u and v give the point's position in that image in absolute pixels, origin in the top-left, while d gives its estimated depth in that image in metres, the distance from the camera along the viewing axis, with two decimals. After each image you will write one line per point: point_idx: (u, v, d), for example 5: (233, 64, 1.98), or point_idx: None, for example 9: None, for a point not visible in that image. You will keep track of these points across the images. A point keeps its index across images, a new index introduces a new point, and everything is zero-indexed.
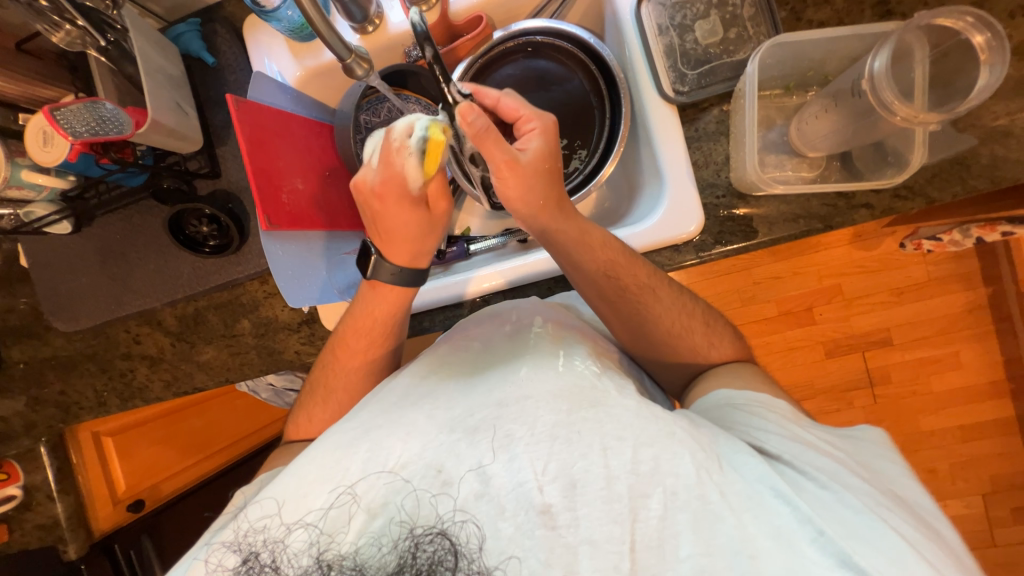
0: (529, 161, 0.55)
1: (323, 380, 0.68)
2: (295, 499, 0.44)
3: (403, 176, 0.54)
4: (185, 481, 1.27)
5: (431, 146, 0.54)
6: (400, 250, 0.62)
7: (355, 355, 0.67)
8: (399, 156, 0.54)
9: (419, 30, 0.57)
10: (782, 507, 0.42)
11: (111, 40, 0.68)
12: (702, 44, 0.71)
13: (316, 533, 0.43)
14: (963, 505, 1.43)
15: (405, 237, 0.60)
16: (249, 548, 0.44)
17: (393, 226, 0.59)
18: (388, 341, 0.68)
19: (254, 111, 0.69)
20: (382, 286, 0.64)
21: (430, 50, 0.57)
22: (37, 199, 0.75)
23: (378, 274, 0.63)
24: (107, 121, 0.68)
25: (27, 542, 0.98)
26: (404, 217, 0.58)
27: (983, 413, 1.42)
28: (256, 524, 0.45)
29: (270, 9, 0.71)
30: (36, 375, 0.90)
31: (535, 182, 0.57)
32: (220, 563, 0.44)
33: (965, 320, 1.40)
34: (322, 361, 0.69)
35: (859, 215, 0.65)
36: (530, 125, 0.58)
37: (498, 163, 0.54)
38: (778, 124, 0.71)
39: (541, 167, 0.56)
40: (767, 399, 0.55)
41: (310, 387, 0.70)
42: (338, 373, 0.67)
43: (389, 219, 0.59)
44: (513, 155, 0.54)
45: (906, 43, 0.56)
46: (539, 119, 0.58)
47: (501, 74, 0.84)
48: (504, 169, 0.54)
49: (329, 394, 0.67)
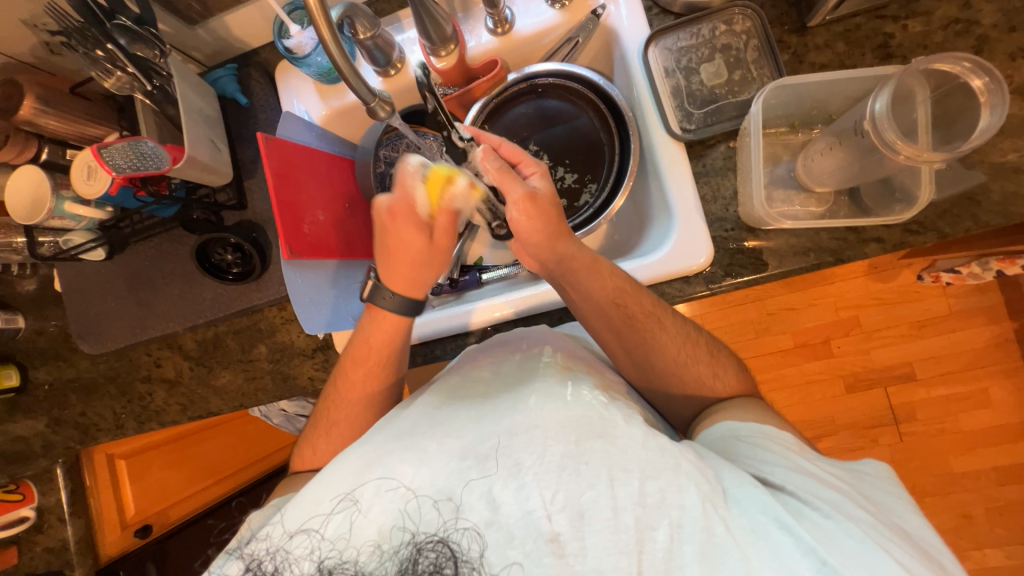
0: (544, 195, 0.61)
1: (326, 413, 0.69)
2: (298, 508, 0.46)
3: (410, 202, 0.61)
4: (193, 506, 1.28)
5: (434, 179, 0.61)
6: (401, 277, 0.64)
7: (357, 386, 0.67)
8: (409, 183, 0.60)
9: (424, 83, 0.72)
10: (787, 538, 0.41)
11: (157, 85, 0.74)
12: (707, 85, 0.74)
13: (317, 540, 0.44)
14: (1004, 555, 1.34)
15: (406, 261, 0.64)
16: (252, 556, 0.46)
17: (397, 250, 0.63)
18: (388, 371, 0.68)
19: (281, 148, 0.73)
20: (385, 315, 0.65)
21: (434, 97, 0.72)
22: (77, 228, 0.80)
23: (379, 301, 0.65)
24: (147, 157, 0.72)
25: (35, 566, 0.98)
26: (406, 242, 0.62)
27: (1018, 455, 1.35)
28: (259, 534, 0.47)
29: (301, 56, 0.77)
30: (59, 396, 0.92)
31: (546, 217, 0.61)
32: (223, 571, 0.46)
33: (991, 355, 1.35)
34: (326, 393, 0.70)
35: (870, 249, 0.66)
36: (531, 168, 0.64)
37: (518, 197, 0.59)
38: (784, 160, 0.72)
39: (550, 203, 0.61)
40: (772, 432, 0.53)
41: (314, 419, 0.70)
42: (340, 405, 0.68)
43: (393, 243, 0.63)
44: (529, 189, 0.60)
45: (906, 86, 0.58)
46: (539, 164, 0.65)
47: (514, 113, 0.89)
48: (523, 201, 0.59)
49: (331, 428, 0.68)
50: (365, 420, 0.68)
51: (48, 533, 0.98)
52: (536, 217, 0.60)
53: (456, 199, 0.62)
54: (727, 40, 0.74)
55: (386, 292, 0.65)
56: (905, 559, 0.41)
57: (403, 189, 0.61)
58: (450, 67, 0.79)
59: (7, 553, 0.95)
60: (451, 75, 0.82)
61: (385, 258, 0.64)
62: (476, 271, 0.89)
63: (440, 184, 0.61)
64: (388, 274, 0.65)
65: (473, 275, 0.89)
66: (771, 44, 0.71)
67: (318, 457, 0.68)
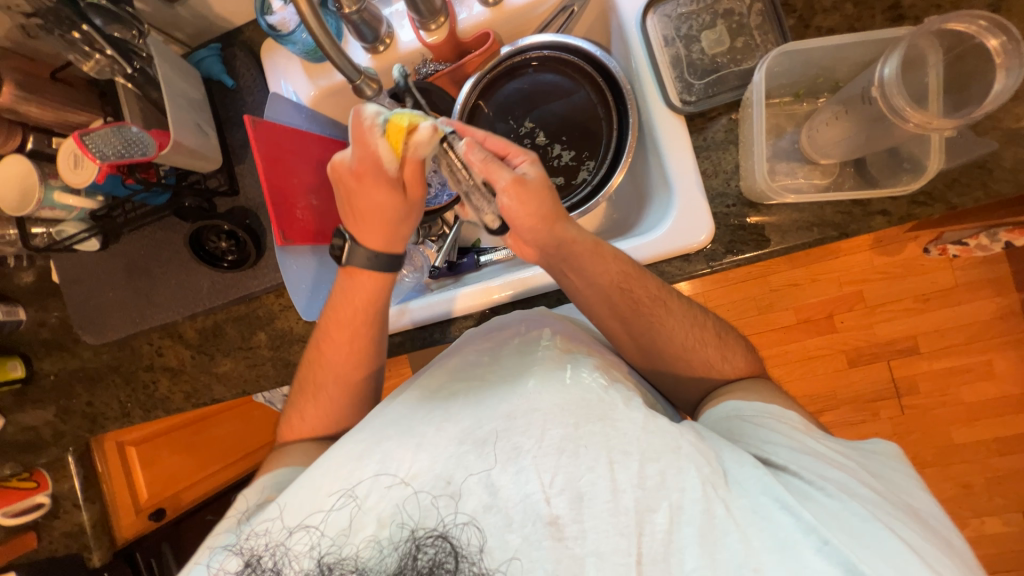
0: (534, 181, 0.58)
1: (311, 378, 0.69)
2: (297, 501, 0.46)
3: (371, 160, 0.57)
4: (201, 491, 1.32)
5: (394, 130, 0.55)
6: (372, 231, 0.65)
7: (340, 345, 0.68)
8: (366, 138, 0.56)
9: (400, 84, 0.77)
10: (785, 516, 0.41)
11: (137, 68, 0.72)
12: (708, 54, 0.71)
13: (317, 536, 0.44)
14: (1002, 522, 1.36)
15: (378, 217, 0.63)
16: (251, 551, 0.46)
17: (366, 209, 0.62)
18: (371, 332, 0.69)
19: (269, 130, 0.71)
20: (357, 271, 0.67)
21: (410, 99, 0.79)
22: (69, 218, 0.79)
23: (352, 258, 0.66)
24: (133, 144, 0.70)
25: (54, 549, 1.00)
26: (368, 192, 0.60)
27: (1019, 425, 1.35)
28: (258, 529, 0.46)
29: (285, 33, 0.74)
30: (65, 386, 0.93)
31: (539, 203, 0.58)
32: (222, 566, 0.46)
33: (996, 327, 1.34)
34: (310, 357, 0.70)
35: (875, 222, 0.64)
36: (519, 157, 0.60)
37: (505, 183, 0.56)
38: (788, 132, 0.70)
39: (543, 188, 0.58)
40: (776, 410, 0.53)
41: (299, 386, 0.70)
42: (324, 365, 0.68)
43: (364, 201, 0.62)
44: (517, 175, 0.57)
45: (917, 50, 0.55)
46: (527, 152, 0.61)
47: (508, 88, 0.86)
48: (512, 187, 0.56)
49: (318, 390, 0.68)
50: (347, 384, 0.69)
51: (65, 518, 0.99)
52: (527, 203, 0.58)
53: (420, 148, 0.56)
54: (730, 5, 0.71)
55: (356, 247, 0.66)
56: (909, 536, 0.41)
57: (361, 141, 0.56)
58: (441, 42, 0.77)
59: (28, 537, 0.98)
60: (443, 51, 0.80)
61: (356, 216, 0.64)
62: (475, 254, 0.88)
63: (403, 134, 0.55)
64: (363, 233, 0.65)
65: (471, 258, 0.88)
66: (776, 9, 0.68)
67: (307, 424, 0.67)
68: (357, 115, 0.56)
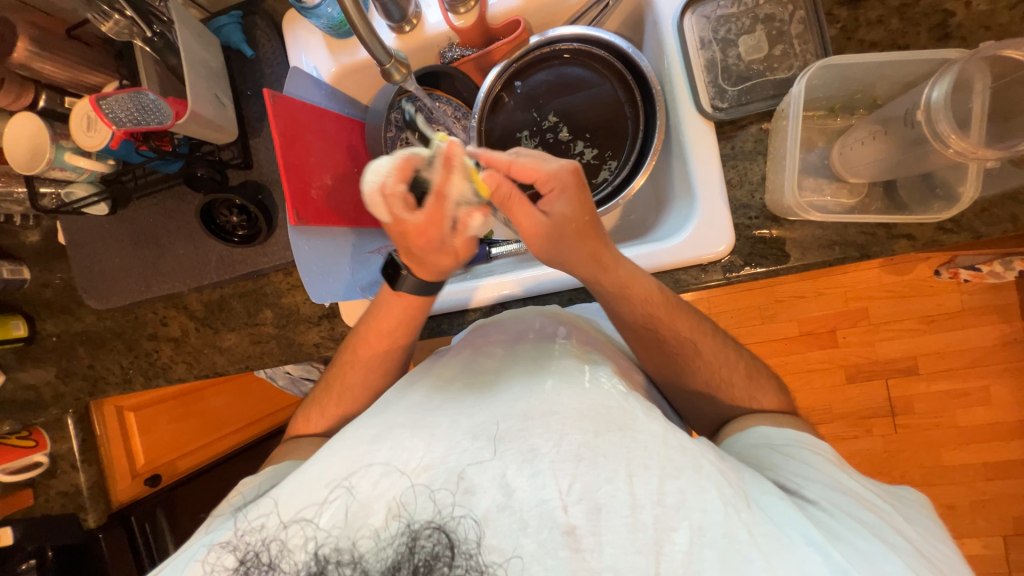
0: (554, 226, 0.57)
1: (339, 379, 0.69)
2: (293, 497, 0.45)
3: (443, 227, 0.56)
4: (196, 460, 1.30)
5: (480, 178, 0.56)
6: (427, 269, 0.62)
7: (375, 355, 0.68)
8: (445, 210, 0.54)
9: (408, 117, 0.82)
10: (815, 555, 0.40)
11: (157, 32, 0.70)
12: (744, 59, 0.69)
13: (312, 529, 0.43)
14: (981, 545, 1.38)
15: (433, 269, 0.62)
16: (246, 547, 0.44)
17: (425, 262, 0.60)
18: (406, 343, 0.69)
19: (288, 106, 0.69)
20: (404, 295, 0.65)
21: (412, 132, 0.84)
22: (78, 180, 0.78)
23: (401, 286, 0.64)
24: (149, 111, 0.68)
25: (50, 507, 1.01)
26: (437, 249, 0.58)
27: (1011, 453, 1.36)
28: (252, 524, 0.45)
29: (310, 6, 0.71)
30: (67, 347, 0.93)
31: (560, 241, 0.58)
32: (218, 563, 0.44)
33: (997, 354, 1.34)
34: (340, 358, 0.70)
35: (899, 245, 0.63)
36: (547, 187, 0.56)
37: (526, 229, 0.57)
38: (819, 147, 0.68)
39: (567, 228, 0.57)
40: (809, 440, 0.56)
41: (324, 383, 0.71)
42: (356, 372, 0.68)
43: (427, 258, 0.60)
44: (538, 220, 0.57)
45: (966, 74, 0.54)
46: (555, 178, 0.55)
47: (535, 80, 0.84)
48: (531, 233, 0.58)
49: (343, 392, 0.69)
50: (373, 391, 0.69)
51: (61, 478, 0.99)
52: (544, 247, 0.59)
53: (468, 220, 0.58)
54: (771, 11, 0.69)
55: (406, 275, 0.63)
56: None
57: (438, 209, 0.54)
58: (469, 27, 0.75)
59: (23, 495, 0.98)
60: (472, 34, 0.77)
61: (411, 258, 0.61)
62: (487, 245, 0.87)
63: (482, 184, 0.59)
64: (416, 267, 0.62)
65: (484, 249, 0.87)
66: (819, 17, 0.65)
67: (325, 421, 0.68)
68: (444, 173, 0.52)
